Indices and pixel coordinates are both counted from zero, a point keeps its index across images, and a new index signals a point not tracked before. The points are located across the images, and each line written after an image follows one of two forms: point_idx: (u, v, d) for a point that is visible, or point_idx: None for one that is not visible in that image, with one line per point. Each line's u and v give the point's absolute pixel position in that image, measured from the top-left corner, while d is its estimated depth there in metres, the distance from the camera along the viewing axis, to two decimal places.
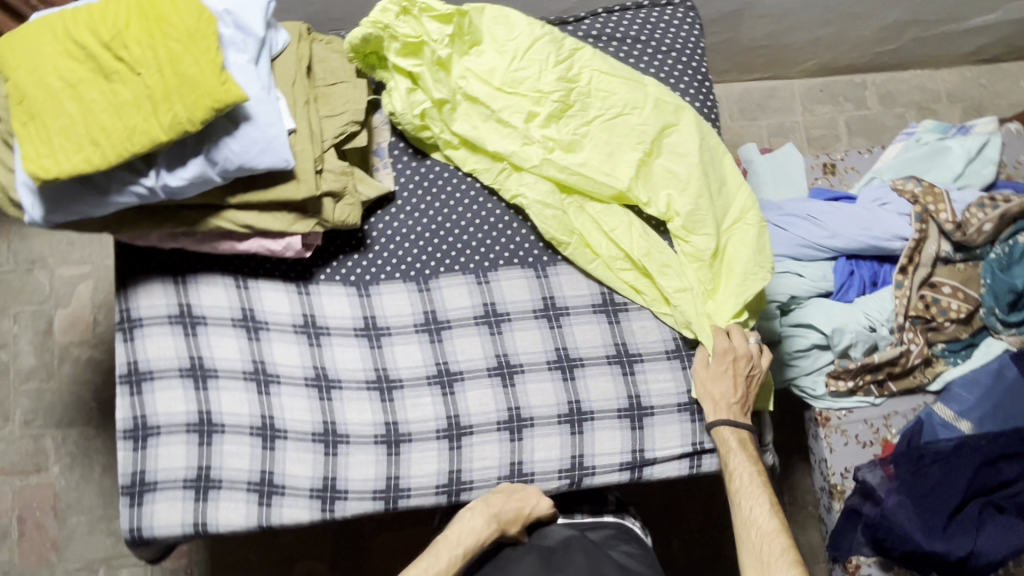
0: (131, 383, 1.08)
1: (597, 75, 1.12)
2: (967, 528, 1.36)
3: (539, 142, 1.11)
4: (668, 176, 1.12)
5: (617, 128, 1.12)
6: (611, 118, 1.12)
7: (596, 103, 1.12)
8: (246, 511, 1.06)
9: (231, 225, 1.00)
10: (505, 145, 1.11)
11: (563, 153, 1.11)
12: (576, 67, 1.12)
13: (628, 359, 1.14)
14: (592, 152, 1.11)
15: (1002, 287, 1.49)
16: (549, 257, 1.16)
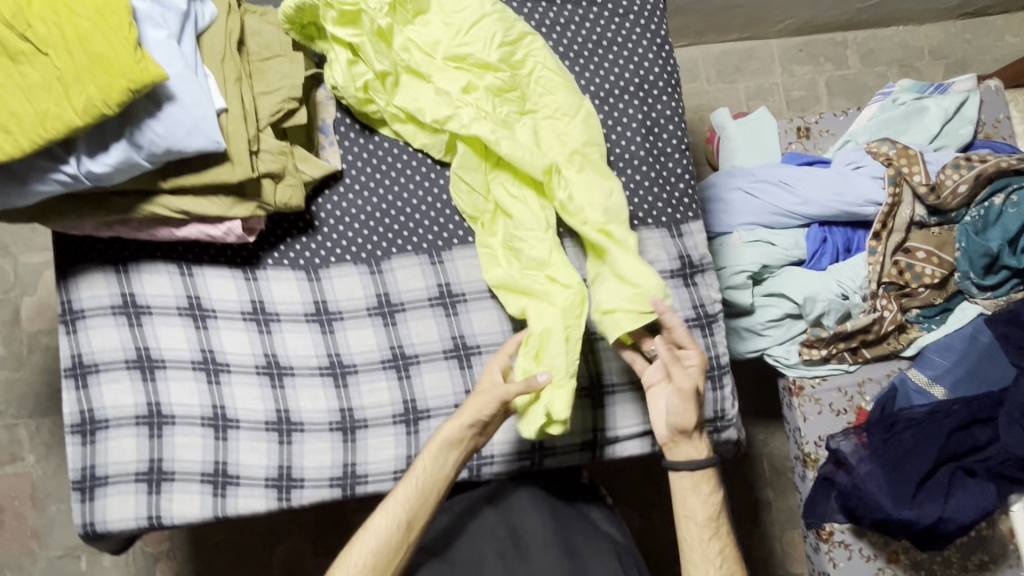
0: (77, 377, 1.05)
1: (542, 70, 1.07)
2: (937, 494, 1.36)
3: (475, 114, 1.04)
4: (585, 182, 1.03)
5: (552, 121, 1.07)
6: (548, 113, 1.07)
7: (536, 95, 1.07)
8: (201, 502, 1.04)
9: (166, 211, 0.96)
10: (441, 112, 1.04)
11: (500, 126, 1.04)
12: (521, 53, 1.07)
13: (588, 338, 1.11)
14: (522, 133, 1.05)
15: (977, 250, 1.45)
16: None
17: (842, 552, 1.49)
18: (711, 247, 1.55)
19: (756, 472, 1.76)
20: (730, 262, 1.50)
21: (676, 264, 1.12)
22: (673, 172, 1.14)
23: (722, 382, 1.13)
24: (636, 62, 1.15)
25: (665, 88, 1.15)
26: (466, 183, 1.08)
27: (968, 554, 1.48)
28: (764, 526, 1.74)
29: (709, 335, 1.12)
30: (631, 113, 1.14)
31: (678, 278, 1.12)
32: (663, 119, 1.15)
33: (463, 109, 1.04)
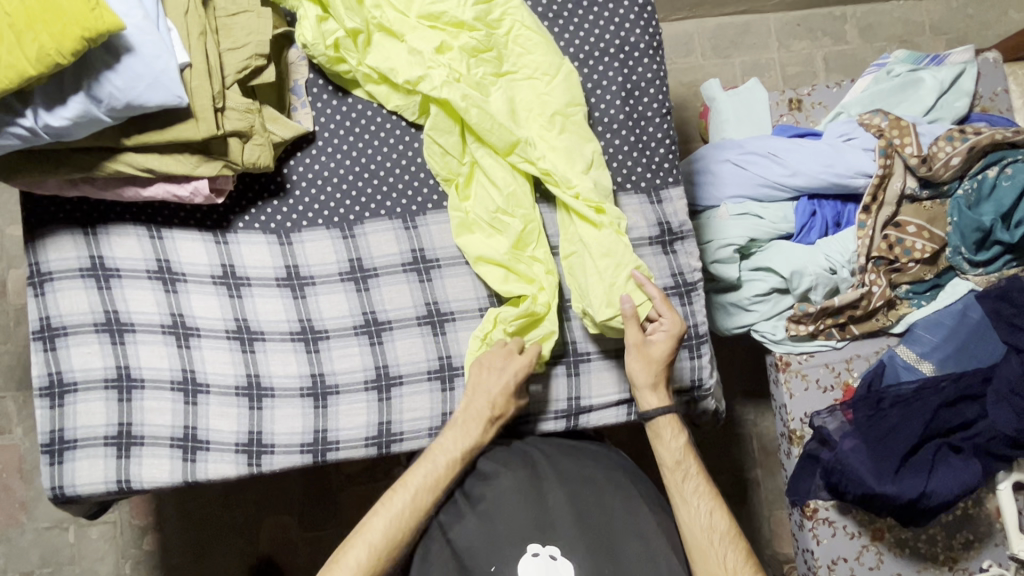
0: (45, 339, 1.04)
1: (519, 29, 1.05)
2: (920, 470, 1.34)
3: (449, 73, 1.02)
4: (564, 150, 1.03)
5: (530, 83, 1.05)
6: (526, 74, 1.05)
7: (513, 57, 1.05)
8: (170, 467, 1.03)
9: (130, 169, 0.94)
10: (413, 72, 1.02)
11: (474, 87, 1.03)
12: (498, 12, 1.04)
13: (563, 305, 1.09)
14: (497, 95, 1.03)
15: (969, 225, 1.42)
16: None
17: (827, 530, 1.46)
18: (698, 220, 1.52)
19: (745, 451, 1.73)
20: (717, 235, 1.47)
21: (654, 231, 1.11)
22: (653, 136, 1.12)
23: (701, 351, 1.12)
24: (617, 23, 1.12)
25: (646, 50, 1.13)
26: (439, 146, 1.06)
27: (954, 533, 1.46)
28: (751, 505, 1.71)
29: (688, 304, 1.11)
30: (610, 76, 1.11)
31: (656, 245, 1.12)
32: (644, 82, 1.12)
33: (436, 67, 1.02)
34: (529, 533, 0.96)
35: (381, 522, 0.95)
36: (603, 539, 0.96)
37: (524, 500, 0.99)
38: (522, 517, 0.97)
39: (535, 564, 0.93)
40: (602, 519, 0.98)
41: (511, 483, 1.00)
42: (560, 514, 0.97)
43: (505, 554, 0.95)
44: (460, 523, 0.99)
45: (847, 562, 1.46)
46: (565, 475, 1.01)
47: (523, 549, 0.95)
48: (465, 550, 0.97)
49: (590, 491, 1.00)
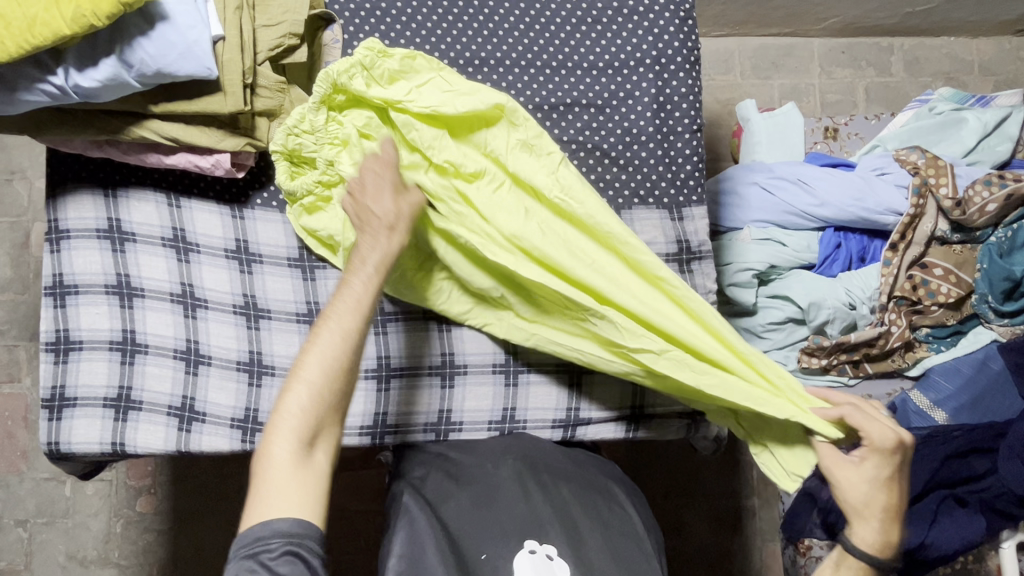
0: (56, 296, 1.05)
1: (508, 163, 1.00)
2: (923, 519, 1.29)
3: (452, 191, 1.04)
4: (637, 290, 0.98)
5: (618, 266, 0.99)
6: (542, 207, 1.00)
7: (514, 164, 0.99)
8: (165, 435, 1.03)
9: (155, 136, 0.94)
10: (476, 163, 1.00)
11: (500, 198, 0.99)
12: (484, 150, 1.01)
13: None
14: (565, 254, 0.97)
15: (998, 273, 1.39)
16: (624, 200, 1.10)
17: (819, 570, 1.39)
18: (719, 241, 1.49)
19: (743, 480, 1.65)
20: (738, 259, 1.44)
21: (673, 247, 1.10)
22: (681, 152, 1.10)
23: None
24: (656, 34, 1.10)
25: (684, 64, 1.11)
26: None
27: None
28: (745, 538, 1.63)
29: None
30: (644, 87, 1.10)
31: (673, 262, 1.10)
32: (677, 96, 1.10)
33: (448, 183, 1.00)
34: (526, 529, 0.90)
35: (329, 331, 0.85)
36: (591, 549, 0.90)
37: (523, 492, 0.95)
38: (520, 509, 0.93)
39: (531, 561, 0.87)
40: (596, 524, 0.94)
41: (511, 473, 0.97)
42: (551, 511, 0.93)
43: (499, 543, 0.89)
44: (450, 501, 0.95)
45: None
46: (564, 474, 0.99)
47: (521, 544, 0.89)
48: (453, 529, 0.92)
49: (584, 493, 0.98)
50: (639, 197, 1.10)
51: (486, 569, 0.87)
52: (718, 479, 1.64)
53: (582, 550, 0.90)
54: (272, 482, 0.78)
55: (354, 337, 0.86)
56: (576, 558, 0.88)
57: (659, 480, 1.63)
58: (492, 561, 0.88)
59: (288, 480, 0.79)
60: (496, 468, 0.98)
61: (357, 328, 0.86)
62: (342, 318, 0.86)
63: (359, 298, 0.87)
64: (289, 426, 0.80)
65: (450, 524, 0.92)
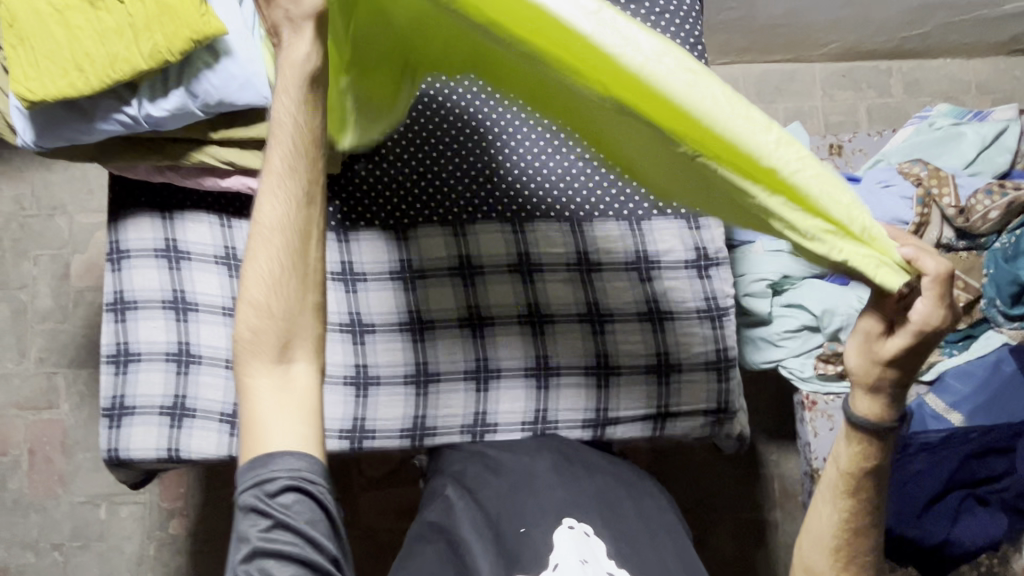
0: (116, 311, 1.12)
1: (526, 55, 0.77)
2: (944, 517, 1.34)
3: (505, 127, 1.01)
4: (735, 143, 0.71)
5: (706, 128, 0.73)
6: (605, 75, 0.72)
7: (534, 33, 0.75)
8: (218, 440, 1.10)
9: (213, 161, 1.03)
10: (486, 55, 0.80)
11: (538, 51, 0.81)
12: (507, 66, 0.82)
13: (659, 317, 1.15)
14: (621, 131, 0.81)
15: (1004, 278, 1.45)
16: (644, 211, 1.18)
17: None
18: (733, 254, 1.57)
19: (765, 489, 1.68)
20: (751, 269, 1.53)
21: (691, 255, 1.17)
22: None
23: (729, 374, 1.14)
24: None
25: None
26: None
27: None
28: (769, 548, 1.65)
29: (718, 328, 1.14)
30: None
31: (692, 269, 1.17)
32: None
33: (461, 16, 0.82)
34: (565, 508, 0.96)
35: (266, 253, 0.79)
36: (626, 527, 0.96)
37: (559, 477, 1.00)
38: (557, 491, 0.98)
39: (570, 536, 0.92)
40: (628, 509, 0.99)
41: (548, 464, 1.02)
42: (589, 498, 0.98)
43: (538, 521, 0.94)
44: (487, 487, 1.00)
45: None
46: (596, 465, 1.04)
47: (559, 521, 0.94)
48: (492, 511, 0.97)
49: (614, 483, 1.02)
50: (658, 209, 1.18)
51: (525, 544, 0.92)
52: (740, 488, 1.67)
53: (617, 528, 0.95)
54: (256, 415, 0.78)
55: (300, 233, 0.80)
56: (611, 533, 0.94)
57: (682, 490, 1.66)
58: (530, 535, 0.93)
59: (278, 407, 0.78)
60: (532, 459, 1.03)
61: (296, 226, 0.80)
62: (273, 234, 0.79)
63: (291, 197, 0.80)
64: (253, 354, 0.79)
65: (490, 506, 0.98)
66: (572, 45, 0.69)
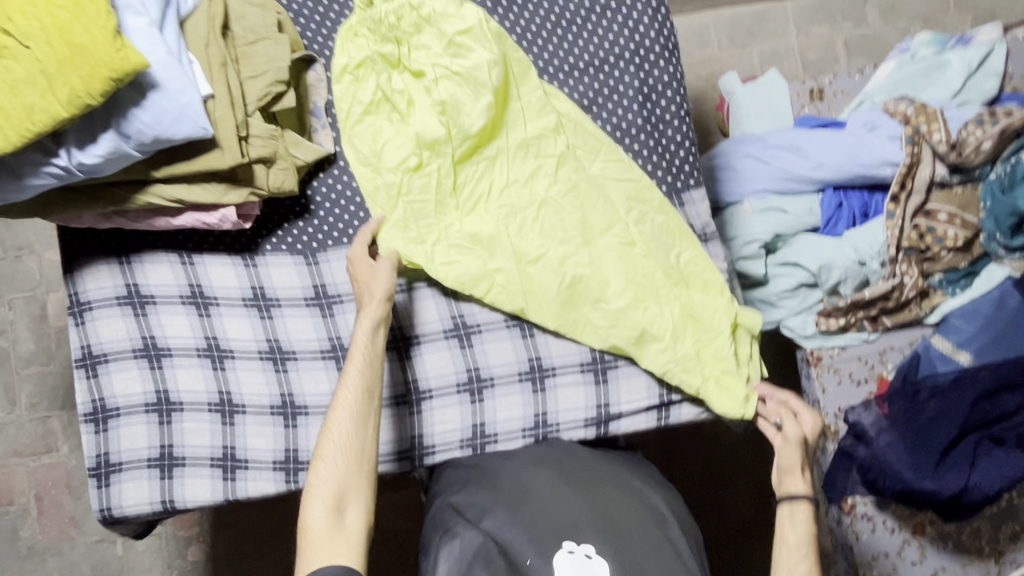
0: (87, 367, 1.07)
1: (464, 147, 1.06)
2: (962, 463, 1.31)
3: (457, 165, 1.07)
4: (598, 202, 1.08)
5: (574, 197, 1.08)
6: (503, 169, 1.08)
7: (460, 121, 1.05)
8: (212, 486, 1.06)
9: (160, 200, 0.97)
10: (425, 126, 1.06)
11: (564, 134, 1.09)
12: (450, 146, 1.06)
13: None
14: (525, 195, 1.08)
15: (1003, 210, 1.39)
16: None
17: (866, 525, 1.42)
18: (721, 217, 1.52)
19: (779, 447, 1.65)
20: (742, 232, 1.46)
21: None
22: (673, 139, 1.12)
23: None
24: (632, 27, 1.11)
25: (662, 53, 1.11)
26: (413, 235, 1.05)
27: (998, 525, 1.42)
28: None
29: None
30: (626, 81, 1.11)
31: None
32: (661, 85, 1.11)
33: (499, 140, 1.08)
34: (563, 529, 0.87)
35: (344, 408, 0.90)
36: (629, 543, 0.87)
37: (555, 495, 0.93)
38: (553, 514, 0.89)
39: (573, 561, 0.84)
40: (634, 523, 0.90)
41: (544, 481, 0.95)
42: (590, 513, 0.89)
43: (539, 545, 0.86)
44: (486, 515, 0.91)
45: (889, 559, 1.42)
46: (596, 478, 0.97)
47: (559, 545, 0.86)
48: (494, 537, 0.88)
49: (614, 496, 0.94)
50: None
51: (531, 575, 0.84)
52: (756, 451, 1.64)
53: (622, 544, 0.86)
54: (312, 552, 0.81)
55: (370, 401, 0.92)
56: (615, 553, 0.85)
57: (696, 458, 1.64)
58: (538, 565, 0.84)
59: (326, 546, 0.81)
60: (530, 478, 0.96)
61: (367, 406, 0.91)
62: (350, 398, 0.91)
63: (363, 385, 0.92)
64: (320, 495, 0.85)
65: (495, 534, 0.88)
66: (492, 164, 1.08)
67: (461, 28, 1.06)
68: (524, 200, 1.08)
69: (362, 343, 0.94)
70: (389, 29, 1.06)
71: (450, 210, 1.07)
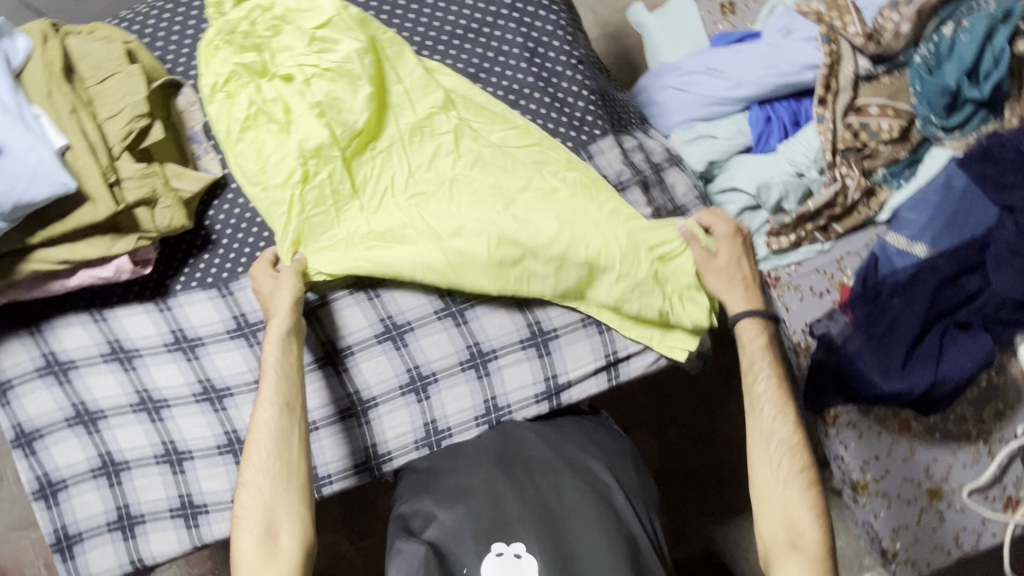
0: (23, 446, 1.04)
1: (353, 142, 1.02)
2: (929, 358, 1.28)
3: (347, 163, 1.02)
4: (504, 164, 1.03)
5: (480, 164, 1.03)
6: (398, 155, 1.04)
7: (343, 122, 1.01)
8: (177, 537, 1.04)
9: (47, 265, 0.92)
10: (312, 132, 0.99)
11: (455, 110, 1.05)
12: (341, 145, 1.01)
13: None
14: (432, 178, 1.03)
15: (934, 90, 1.34)
16: None
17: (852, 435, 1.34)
18: None
19: None
20: None
21: None
22: (570, 91, 1.08)
23: None
24: None
25: (541, 3, 1.10)
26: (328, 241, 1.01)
27: (981, 406, 1.35)
28: None
29: None
30: (511, 40, 1.09)
31: None
32: (546, 37, 1.09)
33: (389, 129, 1.04)
34: (491, 531, 0.88)
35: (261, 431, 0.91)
36: (562, 532, 0.89)
37: (495, 494, 0.92)
38: (486, 516, 0.89)
39: (500, 563, 0.85)
40: (573, 510, 0.91)
41: (485, 477, 0.94)
42: (524, 509, 0.90)
43: (468, 552, 0.87)
44: (428, 526, 0.90)
45: (881, 462, 1.34)
46: (538, 465, 0.96)
47: (488, 548, 0.86)
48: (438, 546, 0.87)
49: (550, 484, 0.94)
50: None
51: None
52: None
53: (555, 539, 0.87)
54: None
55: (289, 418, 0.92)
56: (548, 549, 0.86)
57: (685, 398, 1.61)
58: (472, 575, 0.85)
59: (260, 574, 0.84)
60: (469, 475, 0.95)
61: (286, 424, 0.92)
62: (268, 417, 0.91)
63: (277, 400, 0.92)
64: (248, 524, 0.87)
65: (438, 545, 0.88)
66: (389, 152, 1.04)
67: (320, 23, 1.01)
68: (428, 180, 1.03)
69: (272, 361, 0.93)
70: (246, 36, 1.00)
71: (356, 212, 1.02)
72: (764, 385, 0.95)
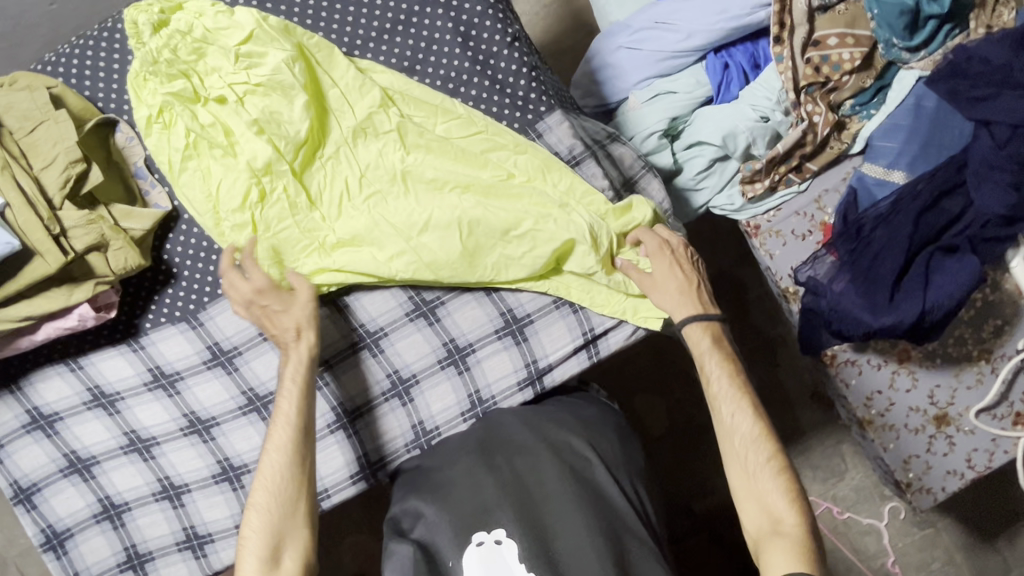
0: (24, 502, 1.05)
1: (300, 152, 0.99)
2: (915, 287, 1.18)
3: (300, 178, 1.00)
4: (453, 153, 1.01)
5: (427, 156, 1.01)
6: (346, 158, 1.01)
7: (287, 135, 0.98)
8: (187, 568, 1.05)
9: (9, 324, 0.91)
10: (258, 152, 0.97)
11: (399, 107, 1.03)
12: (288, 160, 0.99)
13: None
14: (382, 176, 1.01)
15: (892, 13, 1.26)
16: None
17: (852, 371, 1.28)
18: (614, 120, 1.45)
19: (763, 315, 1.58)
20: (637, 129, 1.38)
21: None
22: (509, 70, 1.06)
23: None
24: None
25: None
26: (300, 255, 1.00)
27: (981, 325, 1.24)
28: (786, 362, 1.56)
29: None
30: (440, 26, 1.06)
31: None
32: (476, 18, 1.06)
33: (333, 133, 1.02)
34: (472, 522, 0.89)
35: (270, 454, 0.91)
36: (547, 510, 0.90)
37: (476, 485, 0.92)
38: (466, 508, 0.90)
39: (481, 553, 0.86)
40: (556, 487, 0.91)
41: (466, 468, 0.94)
42: (503, 492, 0.90)
43: (450, 545, 0.88)
44: (415, 524, 0.91)
45: (883, 395, 1.27)
46: (519, 448, 0.96)
47: (467, 540, 0.87)
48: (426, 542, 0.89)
49: (533, 464, 0.94)
50: None
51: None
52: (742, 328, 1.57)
53: (538, 525, 0.88)
54: None
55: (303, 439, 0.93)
56: (528, 529, 0.87)
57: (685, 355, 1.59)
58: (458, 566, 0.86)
59: None
60: (451, 468, 0.95)
61: (301, 446, 0.92)
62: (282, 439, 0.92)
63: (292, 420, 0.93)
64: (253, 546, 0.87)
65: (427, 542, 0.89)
66: (342, 158, 1.01)
67: (242, 38, 0.98)
68: (380, 179, 1.01)
69: (290, 382, 0.94)
70: (168, 64, 0.97)
71: (319, 223, 1.01)
72: (718, 385, 0.95)
